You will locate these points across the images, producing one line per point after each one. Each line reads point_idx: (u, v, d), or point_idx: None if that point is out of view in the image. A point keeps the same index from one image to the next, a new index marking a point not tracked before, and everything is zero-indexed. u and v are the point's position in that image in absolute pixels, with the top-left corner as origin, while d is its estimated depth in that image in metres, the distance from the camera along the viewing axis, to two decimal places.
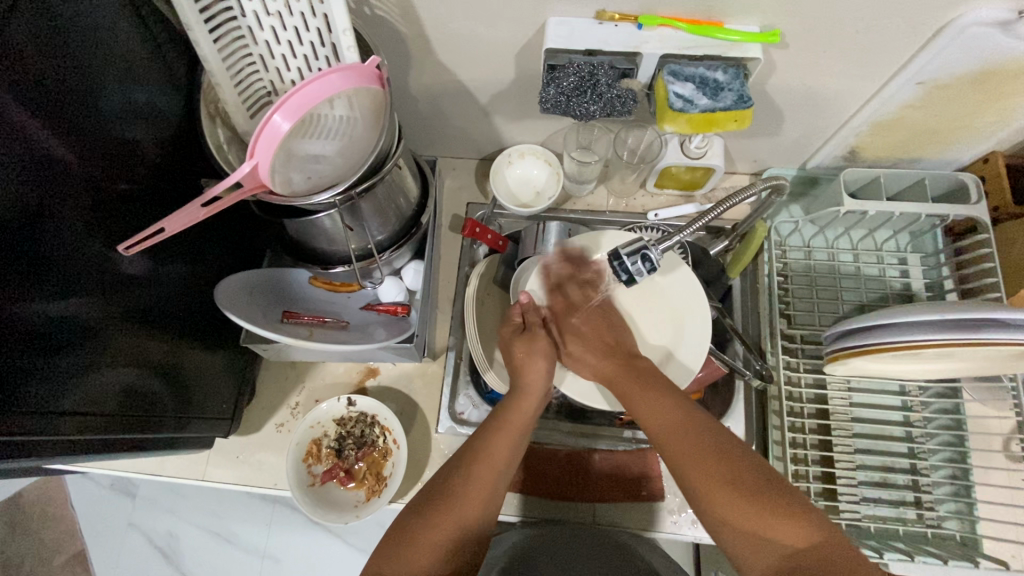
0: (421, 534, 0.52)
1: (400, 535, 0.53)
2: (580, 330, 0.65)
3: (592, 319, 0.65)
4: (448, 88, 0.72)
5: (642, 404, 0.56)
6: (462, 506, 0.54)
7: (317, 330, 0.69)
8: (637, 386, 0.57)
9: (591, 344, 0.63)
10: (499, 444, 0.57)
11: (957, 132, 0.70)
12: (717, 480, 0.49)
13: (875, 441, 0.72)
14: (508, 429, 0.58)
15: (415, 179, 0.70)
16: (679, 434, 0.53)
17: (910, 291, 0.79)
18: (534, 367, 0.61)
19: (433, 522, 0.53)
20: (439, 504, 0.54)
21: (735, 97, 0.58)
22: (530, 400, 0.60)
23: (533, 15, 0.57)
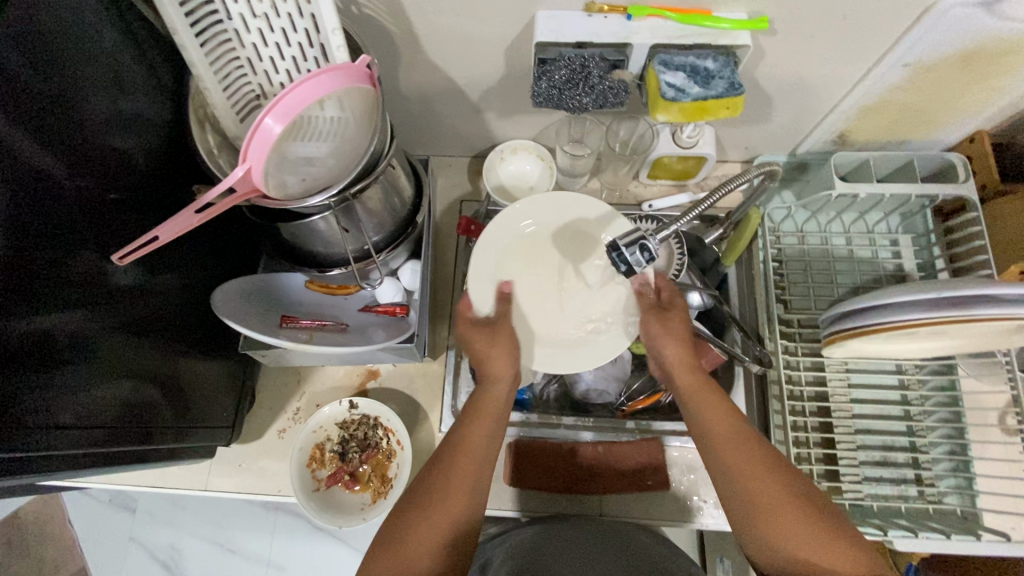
0: (413, 529, 0.52)
1: (390, 535, 0.53)
2: (672, 322, 0.64)
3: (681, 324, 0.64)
4: (438, 85, 0.71)
5: (705, 409, 0.58)
6: (446, 499, 0.54)
7: (316, 333, 0.68)
8: (706, 391, 0.59)
9: (682, 337, 0.63)
10: (471, 434, 0.58)
11: (944, 113, 0.71)
12: (764, 490, 0.51)
13: (876, 421, 0.73)
14: (480, 415, 0.59)
15: (409, 179, 0.69)
16: (740, 445, 0.54)
17: (902, 272, 0.80)
18: (495, 357, 0.63)
19: (424, 516, 0.53)
20: (426, 499, 0.54)
21: (727, 85, 0.58)
22: (494, 387, 0.61)
23: (521, 10, 0.57)
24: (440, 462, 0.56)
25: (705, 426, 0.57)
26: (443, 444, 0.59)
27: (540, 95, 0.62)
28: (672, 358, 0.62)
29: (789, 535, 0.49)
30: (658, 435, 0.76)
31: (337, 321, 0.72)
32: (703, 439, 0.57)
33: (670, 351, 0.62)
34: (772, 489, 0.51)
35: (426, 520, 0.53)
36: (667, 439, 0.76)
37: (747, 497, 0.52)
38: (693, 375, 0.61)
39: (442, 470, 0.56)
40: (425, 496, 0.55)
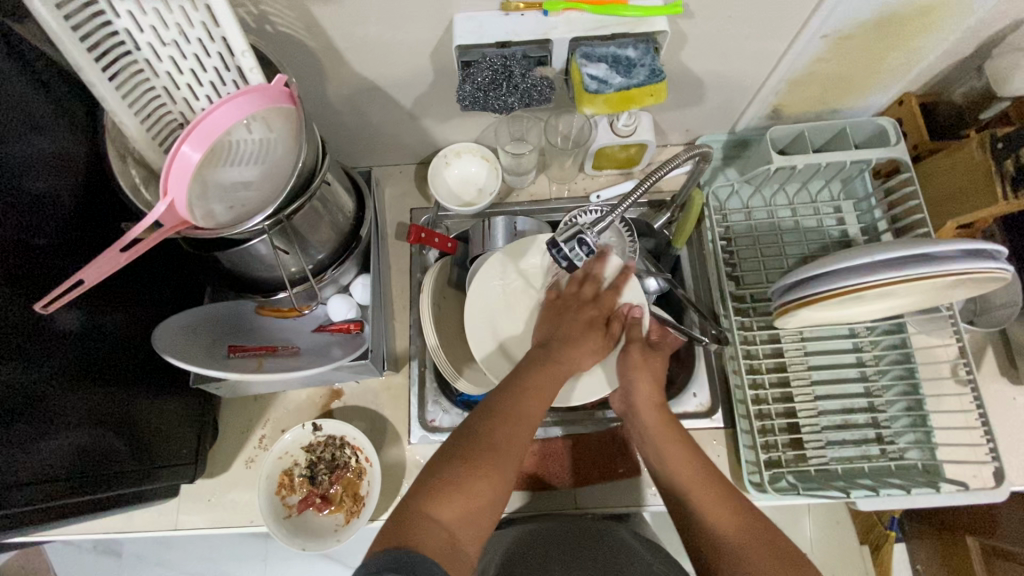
0: (468, 481, 0.49)
1: (439, 479, 0.49)
2: (653, 360, 0.64)
3: (651, 360, 0.64)
4: (369, 96, 0.71)
5: (672, 451, 0.58)
6: (503, 460, 0.51)
7: (268, 359, 0.66)
8: (675, 432, 0.59)
9: (656, 377, 0.63)
10: (535, 403, 0.56)
11: (869, 79, 0.72)
12: (727, 528, 0.52)
13: (834, 385, 0.75)
14: (546, 382, 0.57)
15: (350, 194, 0.69)
16: (707, 489, 0.55)
17: (848, 238, 0.81)
18: (583, 345, 0.62)
19: (485, 469, 0.50)
20: (482, 453, 0.51)
21: (649, 73, 0.58)
22: (566, 365, 0.60)
23: (437, 14, 0.57)
24: (504, 421, 0.53)
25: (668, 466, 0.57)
26: (503, 400, 0.55)
27: (464, 95, 0.61)
28: (645, 396, 0.62)
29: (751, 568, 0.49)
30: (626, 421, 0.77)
31: (291, 344, 0.70)
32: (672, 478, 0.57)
33: (645, 390, 0.62)
34: (739, 522, 0.52)
35: (481, 475, 0.49)
36: None
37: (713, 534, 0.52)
38: (659, 411, 0.61)
39: (503, 428, 0.53)
40: (485, 447, 0.51)
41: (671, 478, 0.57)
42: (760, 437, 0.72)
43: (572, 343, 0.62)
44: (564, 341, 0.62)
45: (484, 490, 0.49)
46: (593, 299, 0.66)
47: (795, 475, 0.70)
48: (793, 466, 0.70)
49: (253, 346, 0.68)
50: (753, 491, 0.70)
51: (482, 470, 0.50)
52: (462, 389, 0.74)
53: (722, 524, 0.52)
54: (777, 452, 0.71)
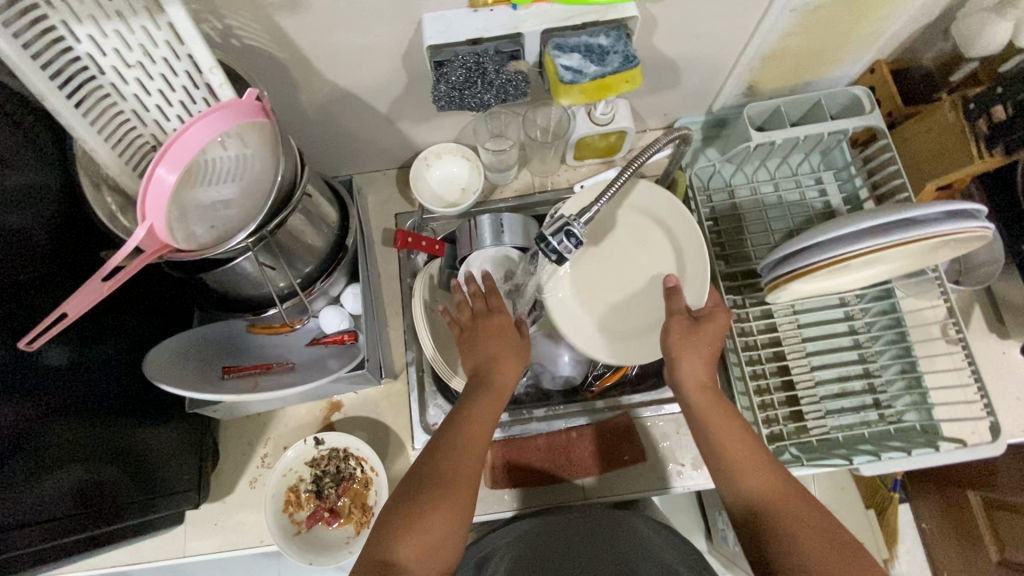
0: (425, 519, 0.53)
1: (400, 518, 0.54)
2: (707, 339, 0.60)
3: (709, 329, 0.60)
4: (343, 103, 0.70)
5: (723, 430, 0.57)
6: (459, 493, 0.55)
7: (263, 376, 0.65)
8: (724, 412, 0.58)
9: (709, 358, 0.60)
10: (475, 436, 0.58)
11: (840, 49, 0.73)
12: (794, 514, 0.53)
13: (830, 355, 0.75)
14: (483, 411, 0.59)
15: (332, 204, 0.68)
16: (758, 469, 0.56)
17: (830, 208, 0.82)
18: (510, 359, 0.63)
19: (438, 505, 0.54)
20: (435, 490, 0.55)
21: (622, 59, 0.58)
22: (499, 390, 0.61)
23: (405, 15, 0.56)
24: (450, 456, 0.57)
25: (726, 456, 0.57)
26: (450, 433, 0.58)
27: (441, 94, 0.61)
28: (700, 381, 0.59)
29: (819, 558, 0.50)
30: (628, 408, 0.77)
31: (285, 360, 0.69)
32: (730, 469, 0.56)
33: (697, 373, 0.59)
34: (803, 509, 0.53)
35: (437, 510, 0.54)
36: (637, 411, 0.77)
37: (777, 524, 0.53)
38: (712, 397, 0.59)
39: (446, 465, 0.56)
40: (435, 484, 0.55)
41: (721, 459, 0.57)
42: (761, 412, 0.73)
43: (495, 362, 0.63)
44: (487, 365, 0.62)
45: (440, 526, 0.53)
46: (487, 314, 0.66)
47: (797, 447, 0.71)
48: (795, 438, 0.71)
49: (248, 365, 0.67)
50: None
51: (438, 507, 0.54)
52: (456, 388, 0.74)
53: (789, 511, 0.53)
54: (778, 426, 0.72)
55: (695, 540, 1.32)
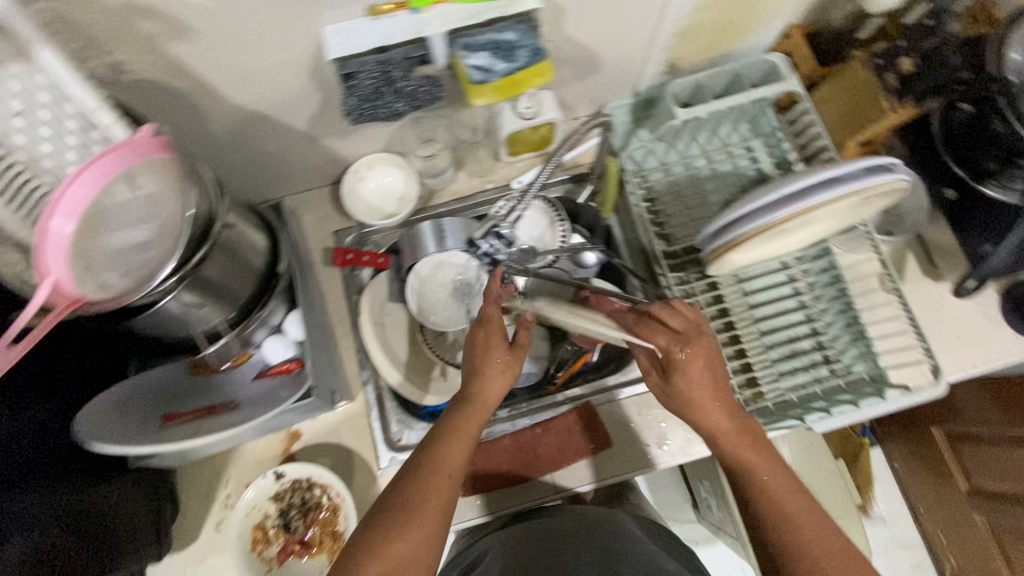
0: (392, 540, 0.52)
1: (366, 536, 0.53)
2: (692, 377, 0.59)
3: (699, 375, 0.59)
4: (260, 127, 0.67)
5: (746, 459, 0.58)
6: (432, 510, 0.54)
7: (207, 419, 0.61)
8: (745, 442, 0.58)
9: (728, 405, 0.59)
10: (456, 452, 0.57)
11: (750, 20, 0.74)
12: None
13: (777, 319, 0.76)
14: (466, 425, 0.59)
15: (260, 231, 0.67)
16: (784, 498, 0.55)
17: (763, 175, 0.81)
18: (497, 371, 0.62)
19: (401, 531, 0.52)
20: (403, 512, 0.53)
21: (531, 53, 0.59)
22: (484, 401, 0.60)
23: (302, 29, 0.54)
24: (424, 479, 0.55)
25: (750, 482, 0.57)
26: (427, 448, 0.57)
27: (351, 107, 0.60)
28: (724, 433, 0.59)
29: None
30: (588, 399, 0.78)
31: (229, 400, 0.65)
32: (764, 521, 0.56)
33: (714, 420, 0.59)
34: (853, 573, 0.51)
35: (404, 533, 0.52)
36: (597, 399, 0.78)
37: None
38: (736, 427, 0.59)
39: (416, 487, 0.55)
40: (403, 504, 0.54)
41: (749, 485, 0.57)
42: None
43: (484, 374, 0.61)
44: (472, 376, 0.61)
45: (406, 550, 0.51)
46: (477, 331, 0.63)
47: (756, 412, 0.73)
48: (752, 405, 0.73)
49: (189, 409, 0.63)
50: None
51: (403, 531, 0.52)
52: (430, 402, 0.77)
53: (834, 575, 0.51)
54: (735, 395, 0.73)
55: (683, 512, 1.35)
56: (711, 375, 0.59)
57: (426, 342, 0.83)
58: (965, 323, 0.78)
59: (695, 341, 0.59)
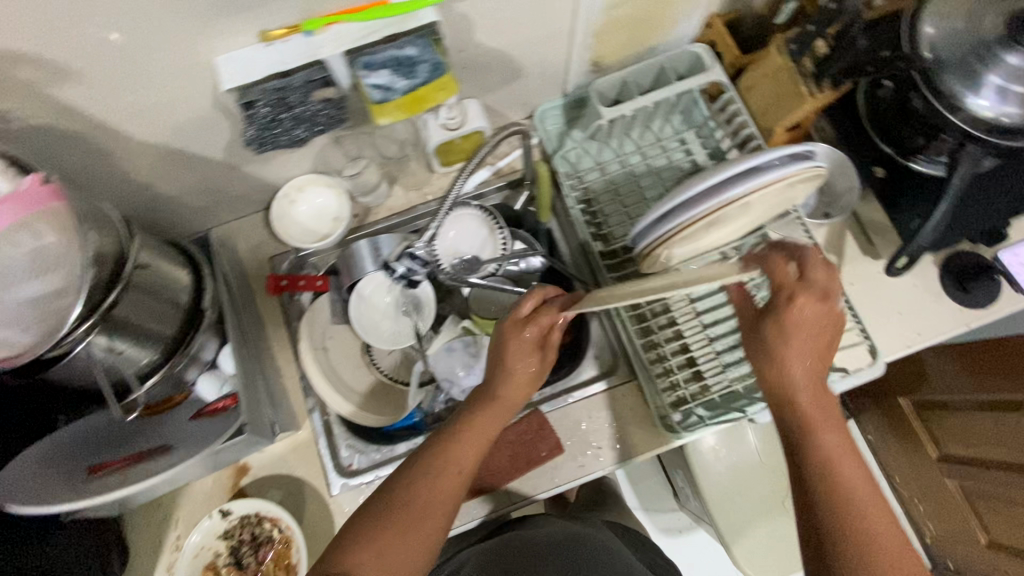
0: (382, 543, 0.55)
1: (363, 533, 0.56)
2: (794, 329, 0.57)
3: (807, 335, 0.57)
4: (172, 160, 0.65)
5: (825, 430, 0.57)
6: (424, 520, 0.56)
7: (134, 467, 0.59)
8: (825, 415, 0.57)
9: (815, 374, 0.58)
10: (462, 458, 0.60)
11: (668, 12, 0.73)
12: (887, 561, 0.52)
13: (718, 310, 0.76)
14: (483, 426, 0.62)
15: (180, 267, 0.66)
16: (855, 474, 0.55)
17: (698, 167, 0.82)
18: (522, 372, 0.63)
19: (395, 536, 0.55)
20: (398, 515, 0.56)
21: (430, 68, 0.58)
22: (506, 400, 0.64)
23: (190, 59, 0.53)
24: (425, 484, 0.58)
25: (821, 454, 0.56)
26: (428, 456, 0.60)
27: (251, 135, 0.59)
28: (808, 399, 0.57)
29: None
30: (538, 406, 0.77)
31: (159, 444, 0.63)
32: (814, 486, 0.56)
33: (800, 384, 0.57)
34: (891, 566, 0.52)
35: (401, 537, 0.55)
36: (546, 406, 0.77)
37: (860, 552, 0.52)
38: (820, 398, 0.58)
39: (421, 491, 0.58)
40: (409, 507, 0.57)
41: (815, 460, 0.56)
42: (659, 381, 0.73)
43: (506, 376, 0.63)
44: (499, 376, 0.63)
45: (400, 551, 0.55)
46: (514, 331, 0.62)
47: (703, 406, 0.73)
48: (698, 399, 0.73)
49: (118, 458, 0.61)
50: (666, 431, 0.72)
51: (403, 535, 0.55)
52: (375, 422, 0.77)
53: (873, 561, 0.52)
54: (682, 391, 0.73)
55: (664, 502, 1.36)
56: (813, 331, 0.57)
57: (372, 361, 0.83)
58: (905, 299, 0.78)
59: (816, 298, 0.57)
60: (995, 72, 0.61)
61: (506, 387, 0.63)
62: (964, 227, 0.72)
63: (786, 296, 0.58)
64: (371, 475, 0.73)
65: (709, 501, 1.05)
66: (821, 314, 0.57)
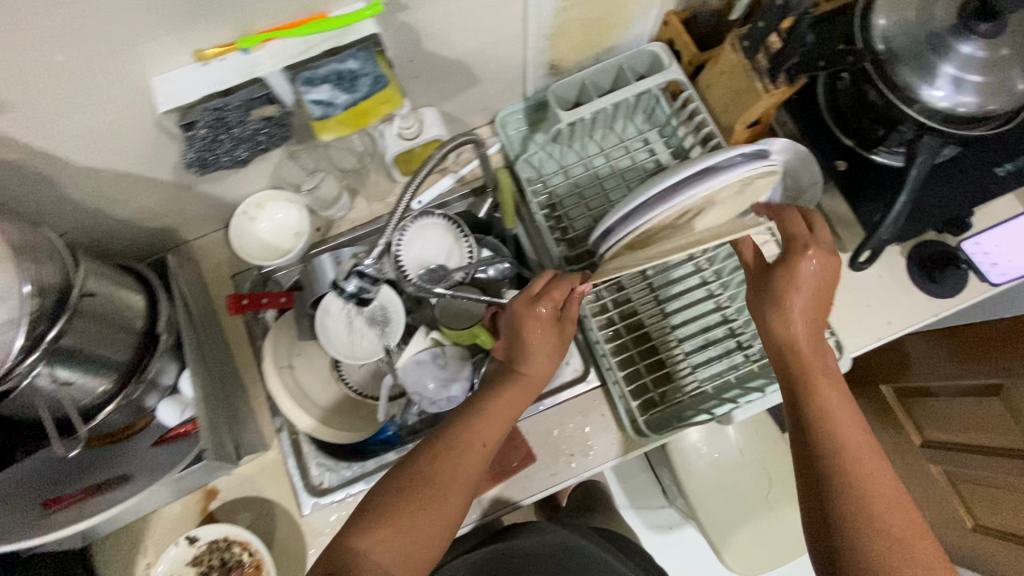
0: (407, 519, 0.56)
1: (387, 509, 0.57)
2: (798, 284, 0.61)
3: (807, 291, 0.61)
4: (121, 184, 0.64)
5: (822, 384, 0.60)
6: (446, 496, 0.58)
7: (91, 499, 0.58)
8: (823, 371, 0.61)
9: (814, 328, 0.62)
10: (490, 432, 0.62)
11: (623, 12, 0.72)
12: (884, 507, 0.53)
13: (685, 312, 0.77)
14: (508, 405, 0.64)
15: (136, 291, 0.65)
16: (853, 424, 0.58)
17: (662, 167, 0.82)
18: (545, 351, 0.65)
19: (420, 511, 0.56)
20: (423, 490, 0.58)
21: (372, 82, 0.57)
22: (530, 378, 0.65)
23: (125, 83, 0.51)
24: (450, 458, 0.60)
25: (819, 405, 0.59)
26: (452, 434, 0.61)
27: (193, 158, 0.58)
28: (806, 352, 0.61)
29: (880, 564, 0.51)
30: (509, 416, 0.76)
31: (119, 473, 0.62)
32: (813, 431, 0.58)
33: (799, 337, 0.61)
34: (885, 510, 0.53)
35: (425, 512, 0.57)
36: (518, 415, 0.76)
37: (860, 497, 0.54)
38: (817, 354, 0.62)
39: (446, 466, 0.59)
40: (434, 483, 0.58)
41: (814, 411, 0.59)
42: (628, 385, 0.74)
43: (529, 356, 0.64)
44: (521, 355, 0.65)
45: (424, 525, 0.56)
46: (528, 307, 0.63)
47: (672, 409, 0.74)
48: (667, 403, 0.74)
49: (75, 490, 0.61)
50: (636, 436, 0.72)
51: (426, 511, 0.57)
52: (342, 439, 0.76)
53: (867, 502, 0.54)
54: (651, 393, 0.74)
55: (654, 500, 1.35)
56: (820, 285, 0.61)
57: (341, 376, 0.82)
58: (872, 292, 0.78)
59: (825, 254, 0.61)
60: (949, 63, 0.60)
61: (530, 366, 0.64)
62: (927, 218, 0.71)
63: (802, 248, 0.61)
64: (341, 494, 0.72)
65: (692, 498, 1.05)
66: (825, 268, 0.60)
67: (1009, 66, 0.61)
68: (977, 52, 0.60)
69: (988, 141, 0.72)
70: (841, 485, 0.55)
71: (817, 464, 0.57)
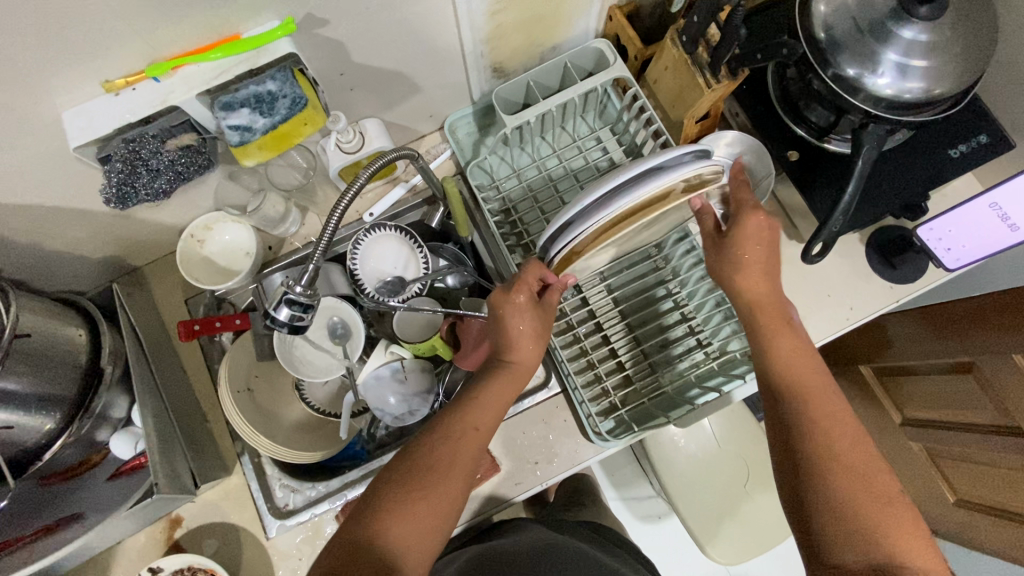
0: (411, 504, 0.53)
1: (391, 497, 0.53)
2: (750, 242, 0.59)
3: (758, 248, 0.59)
4: (53, 218, 0.62)
5: (780, 335, 0.59)
6: (450, 476, 0.55)
7: (42, 542, 0.61)
8: (784, 321, 0.60)
9: (771, 275, 0.60)
10: (486, 414, 0.60)
11: (563, 11, 0.69)
12: (849, 450, 0.53)
13: (645, 312, 0.77)
14: (501, 390, 0.62)
15: (77, 328, 0.63)
16: (812, 372, 0.57)
17: (616, 165, 0.81)
18: (529, 335, 0.63)
19: (423, 496, 0.53)
20: (424, 473, 0.54)
21: (291, 103, 0.55)
22: (520, 366, 0.63)
23: (33, 120, 0.50)
24: (446, 440, 0.57)
25: (779, 355, 0.58)
26: (444, 418, 0.59)
27: (110, 193, 0.58)
28: (762, 302, 0.60)
29: (841, 498, 0.51)
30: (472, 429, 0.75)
31: (72, 511, 0.65)
32: (778, 380, 0.57)
33: (757, 285, 0.60)
34: (849, 449, 0.53)
35: (429, 495, 0.53)
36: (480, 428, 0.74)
37: (823, 442, 0.53)
38: (775, 306, 0.60)
39: (445, 447, 0.56)
40: (433, 466, 0.55)
41: (773, 363, 0.58)
42: (588, 391, 0.74)
43: (513, 344, 0.63)
44: (506, 344, 0.63)
45: (430, 508, 0.53)
46: (505, 294, 0.62)
47: (631, 412, 0.73)
48: (629, 405, 0.73)
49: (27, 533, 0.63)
50: (597, 441, 0.71)
51: (429, 494, 0.53)
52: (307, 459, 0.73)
53: (833, 445, 0.53)
54: (612, 398, 0.74)
55: (642, 489, 1.35)
56: (771, 241, 0.59)
57: (302, 394, 0.82)
58: (833, 280, 0.77)
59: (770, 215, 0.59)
60: (891, 49, 0.58)
61: (517, 353, 0.63)
62: (880, 205, 0.70)
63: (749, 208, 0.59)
64: (307, 514, 0.72)
65: (671, 489, 1.06)
66: (769, 230, 0.59)
67: (956, 47, 0.59)
68: (921, 35, 0.58)
69: (940, 123, 0.71)
70: (808, 428, 0.54)
71: (784, 409, 0.56)
